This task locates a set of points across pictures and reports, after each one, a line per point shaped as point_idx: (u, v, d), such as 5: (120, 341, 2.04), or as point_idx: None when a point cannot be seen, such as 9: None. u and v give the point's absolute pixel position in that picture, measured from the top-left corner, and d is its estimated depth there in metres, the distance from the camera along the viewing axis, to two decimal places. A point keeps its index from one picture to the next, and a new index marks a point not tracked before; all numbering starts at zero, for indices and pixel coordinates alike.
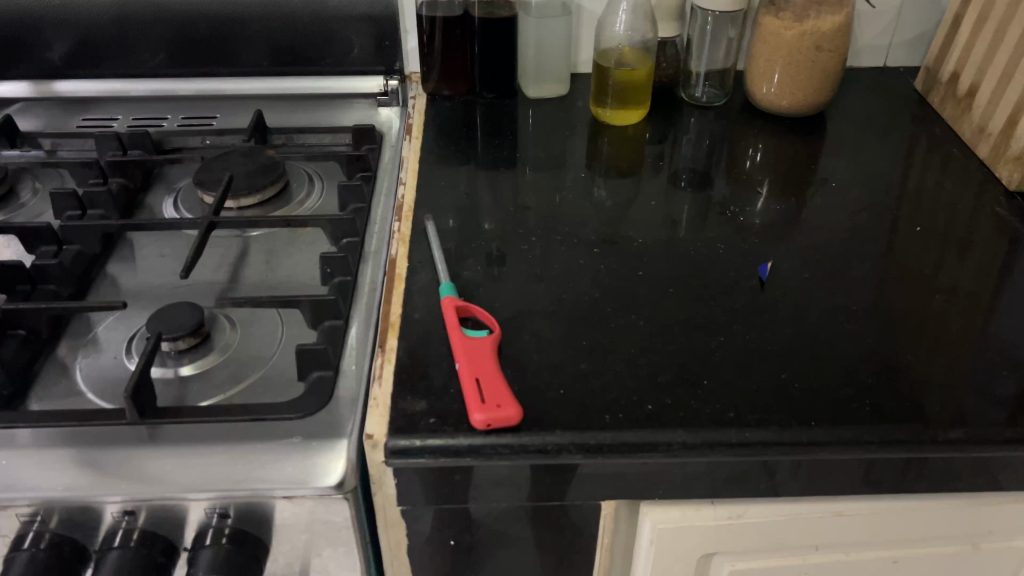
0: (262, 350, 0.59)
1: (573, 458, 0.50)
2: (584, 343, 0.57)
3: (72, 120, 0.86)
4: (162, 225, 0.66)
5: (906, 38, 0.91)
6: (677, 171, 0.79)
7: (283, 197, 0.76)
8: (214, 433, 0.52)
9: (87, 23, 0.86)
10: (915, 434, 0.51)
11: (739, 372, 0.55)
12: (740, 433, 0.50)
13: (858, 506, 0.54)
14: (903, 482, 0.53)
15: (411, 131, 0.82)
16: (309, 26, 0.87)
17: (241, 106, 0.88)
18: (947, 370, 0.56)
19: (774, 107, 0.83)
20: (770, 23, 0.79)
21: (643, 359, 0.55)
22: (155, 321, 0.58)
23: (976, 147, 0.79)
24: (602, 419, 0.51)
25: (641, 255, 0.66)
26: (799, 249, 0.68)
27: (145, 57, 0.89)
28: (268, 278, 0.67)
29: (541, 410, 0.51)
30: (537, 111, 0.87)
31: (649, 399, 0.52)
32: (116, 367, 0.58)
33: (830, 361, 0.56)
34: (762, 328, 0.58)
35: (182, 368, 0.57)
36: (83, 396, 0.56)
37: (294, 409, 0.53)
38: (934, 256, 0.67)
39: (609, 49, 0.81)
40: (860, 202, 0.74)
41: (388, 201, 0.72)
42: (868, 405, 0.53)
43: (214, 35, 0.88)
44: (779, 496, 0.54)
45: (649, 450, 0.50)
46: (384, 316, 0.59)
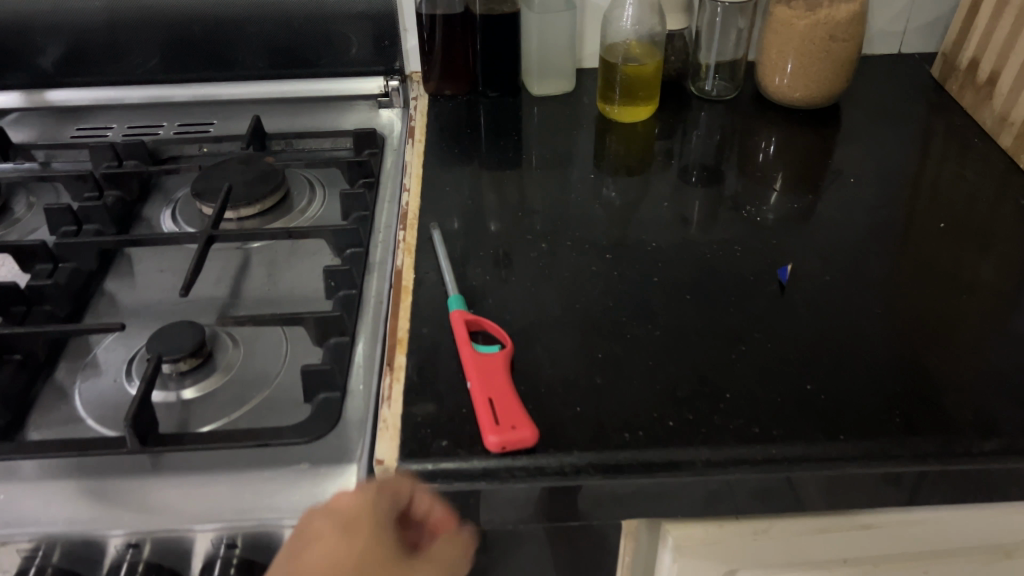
0: (267, 370, 0.57)
1: (592, 481, 0.47)
2: (599, 356, 0.55)
3: (67, 129, 0.84)
4: (160, 240, 0.64)
5: (920, 24, 0.88)
6: (687, 167, 0.76)
7: (284, 205, 0.73)
8: (220, 460, 0.50)
9: (78, 29, 0.84)
10: (949, 448, 0.49)
11: (762, 383, 0.53)
12: (766, 450, 0.49)
13: (888, 519, 0.53)
14: (940, 493, 0.50)
15: (413, 134, 0.80)
16: (305, 26, 0.85)
17: (239, 110, 0.86)
18: (979, 376, 0.53)
19: (786, 99, 0.81)
20: (782, 13, 0.76)
21: (661, 372, 0.53)
22: (155, 342, 0.56)
23: (998, 136, 0.76)
24: (621, 437, 0.49)
25: (654, 259, 0.64)
26: (818, 249, 0.65)
27: (139, 62, 0.87)
28: (270, 291, 0.65)
29: (557, 430, 0.50)
30: (542, 109, 0.84)
31: (669, 414, 0.50)
32: (116, 391, 0.56)
33: (856, 368, 0.54)
34: (784, 334, 0.56)
35: (185, 391, 0.56)
36: (83, 423, 0.54)
37: (299, 433, 0.51)
38: (958, 252, 0.65)
39: (615, 44, 0.78)
40: (879, 197, 0.72)
41: (391, 208, 0.70)
42: (898, 416, 0.50)
43: (208, 38, 0.85)
44: (806, 512, 0.52)
45: (671, 470, 0.48)
46: (391, 331, 0.57)
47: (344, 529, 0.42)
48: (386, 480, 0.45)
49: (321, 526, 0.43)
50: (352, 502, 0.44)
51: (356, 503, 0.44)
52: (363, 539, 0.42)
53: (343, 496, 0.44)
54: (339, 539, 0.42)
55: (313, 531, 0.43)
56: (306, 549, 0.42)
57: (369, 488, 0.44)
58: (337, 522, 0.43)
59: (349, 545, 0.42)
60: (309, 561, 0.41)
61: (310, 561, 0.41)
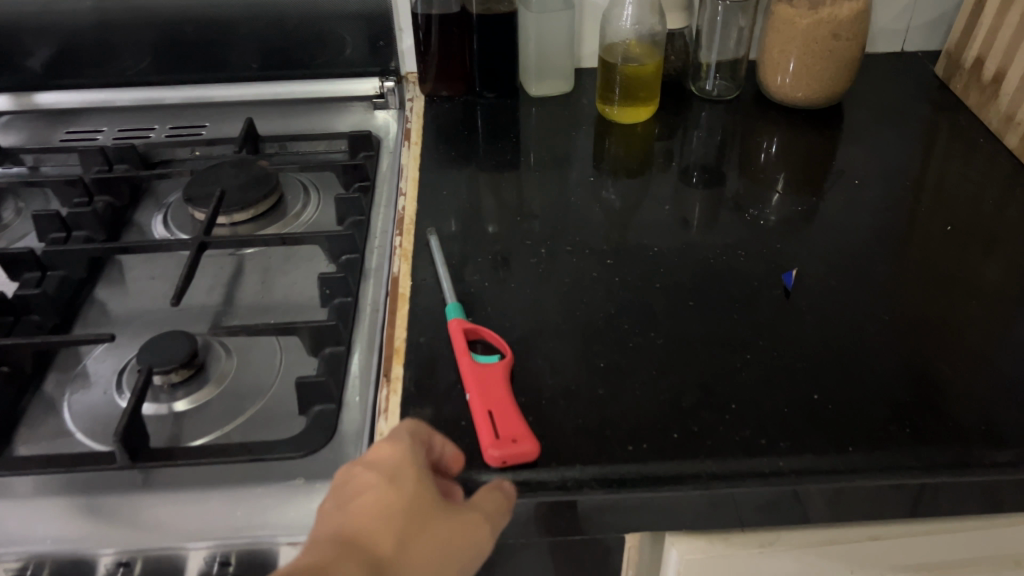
0: (260, 380, 0.56)
1: (595, 494, 0.46)
2: (601, 365, 0.53)
3: (56, 133, 0.82)
4: (150, 247, 0.63)
5: (923, 21, 0.87)
6: (688, 169, 0.75)
7: (278, 210, 0.72)
8: (212, 476, 0.49)
9: (66, 31, 0.82)
10: (960, 458, 0.48)
11: (768, 392, 0.51)
12: (773, 462, 0.47)
13: (896, 530, 0.51)
14: (949, 505, 0.49)
15: (409, 136, 0.79)
16: (298, 27, 0.83)
17: (232, 113, 0.85)
18: (990, 384, 0.52)
19: (788, 98, 0.80)
20: (784, 12, 0.75)
21: (665, 382, 0.52)
22: (145, 353, 0.54)
23: (1004, 136, 0.75)
24: (624, 450, 0.48)
25: (657, 264, 0.62)
26: (823, 252, 0.64)
27: (129, 63, 0.85)
28: (264, 299, 0.64)
29: (558, 443, 0.48)
30: (540, 110, 0.83)
31: (673, 426, 0.49)
32: (106, 403, 0.55)
33: (864, 376, 0.52)
34: (790, 342, 0.55)
35: (176, 403, 0.54)
36: (72, 437, 0.53)
37: (294, 447, 0.49)
38: (966, 256, 0.64)
39: (615, 44, 0.77)
40: (884, 199, 0.70)
41: (387, 212, 0.68)
42: (908, 427, 0.49)
43: (200, 39, 0.84)
44: (812, 525, 0.50)
45: (676, 483, 0.46)
46: (388, 340, 0.56)
47: (388, 475, 0.41)
48: (402, 429, 0.45)
49: (365, 476, 0.41)
50: (389, 450, 0.43)
51: (392, 451, 0.42)
52: (407, 483, 0.41)
53: (379, 447, 0.43)
54: (385, 486, 0.40)
55: (358, 484, 0.41)
56: (353, 498, 0.40)
57: (397, 438, 0.44)
58: (380, 470, 0.41)
59: (398, 489, 0.40)
60: (362, 506, 0.40)
61: (362, 505, 0.40)
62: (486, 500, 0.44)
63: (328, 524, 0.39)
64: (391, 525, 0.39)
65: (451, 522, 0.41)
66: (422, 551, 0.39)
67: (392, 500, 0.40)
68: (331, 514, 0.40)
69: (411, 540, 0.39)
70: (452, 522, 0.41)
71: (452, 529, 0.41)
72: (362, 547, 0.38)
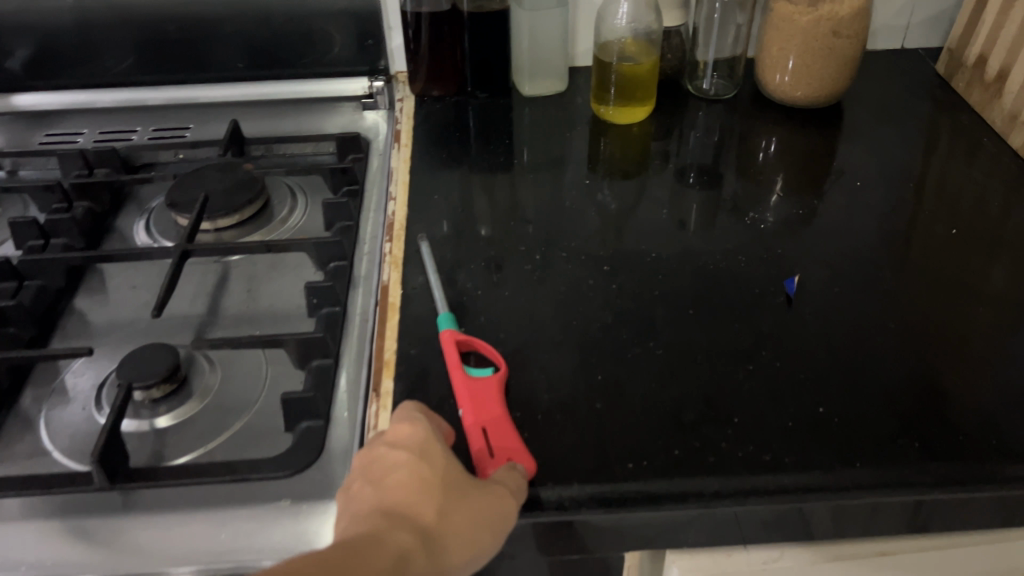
0: (246, 395, 0.54)
1: (594, 514, 0.44)
2: (599, 378, 0.52)
3: (35, 135, 0.80)
4: (131, 255, 0.61)
5: (923, 18, 0.85)
6: (685, 169, 0.73)
7: (264, 215, 0.70)
8: (196, 497, 0.47)
9: (44, 30, 0.80)
10: (970, 473, 0.46)
11: (771, 406, 0.50)
12: (777, 478, 0.46)
13: (903, 545, 0.50)
14: (957, 521, 0.47)
15: (399, 138, 0.76)
16: (284, 25, 0.81)
17: (217, 114, 0.83)
18: (999, 396, 0.51)
19: (787, 97, 0.78)
20: (783, 9, 0.73)
21: (665, 395, 0.50)
22: (125, 368, 0.52)
23: (1009, 135, 0.74)
24: (624, 468, 0.46)
25: (655, 270, 0.61)
26: (825, 257, 0.62)
27: (111, 63, 0.83)
28: (250, 308, 0.62)
29: (555, 461, 0.47)
30: (534, 110, 0.81)
31: (674, 442, 0.48)
32: (85, 420, 0.53)
33: (870, 389, 0.51)
34: (794, 352, 0.53)
35: (158, 420, 0.52)
36: (49, 456, 0.51)
37: (280, 466, 0.48)
38: (972, 260, 0.62)
39: (610, 42, 0.75)
40: (887, 200, 0.69)
41: (377, 217, 0.66)
42: (916, 441, 0.48)
43: (183, 39, 0.81)
44: (815, 541, 0.49)
45: (679, 501, 0.45)
46: (377, 352, 0.54)
47: (415, 452, 0.42)
48: (411, 412, 0.46)
49: (392, 455, 0.42)
50: (410, 430, 0.44)
51: (412, 431, 0.44)
52: (433, 458, 0.42)
53: (399, 429, 0.44)
54: (416, 461, 0.42)
55: (386, 462, 0.42)
56: (384, 476, 0.41)
57: (412, 420, 0.45)
58: (406, 449, 0.42)
59: (427, 464, 0.42)
60: (396, 481, 0.40)
61: (396, 479, 0.40)
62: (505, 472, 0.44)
63: (365, 501, 0.40)
64: (426, 495, 0.40)
65: (482, 487, 0.42)
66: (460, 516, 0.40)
67: (425, 473, 0.41)
68: (366, 492, 0.41)
69: (450, 507, 0.40)
70: (484, 489, 0.42)
71: (487, 495, 0.41)
72: (406, 515, 0.39)
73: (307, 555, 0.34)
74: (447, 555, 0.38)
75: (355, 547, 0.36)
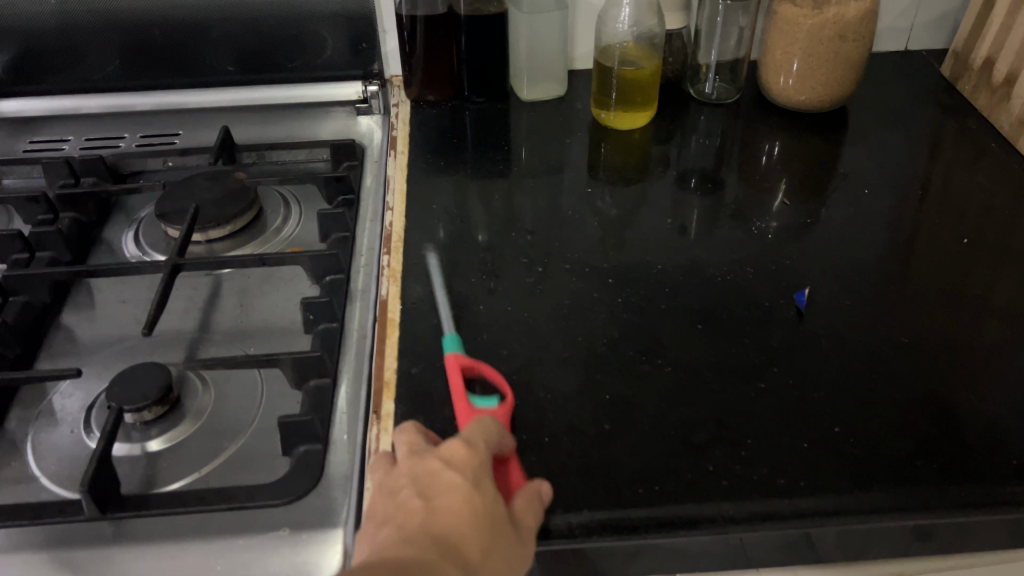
0: (240, 416, 0.52)
1: (604, 542, 0.43)
2: (606, 397, 0.50)
3: (19, 143, 0.78)
4: (120, 270, 0.59)
5: (928, 19, 0.83)
6: (685, 173, 0.72)
7: (257, 225, 0.68)
8: (191, 526, 0.45)
9: (26, 34, 0.77)
10: (988, 495, 0.45)
11: (784, 427, 0.48)
12: (793, 503, 0.44)
13: (918, 567, 0.49)
14: (973, 541, 0.46)
15: (395, 144, 0.75)
16: (275, 28, 0.79)
17: (207, 120, 0.81)
18: (1016, 414, 0.49)
19: (791, 101, 0.77)
20: (787, 11, 0.71)
21: (675, 416, 0.49)
22: (115, 390, 0.50)
23: (1017, 140, 0.72)
24: (634, 493, 0.45)
25: (660, 282, 0.59)
26: (833, 267, 0.61)
27: (96, 67, 0.80)
28: (243, 323, 0.60)
29: (562, 486, 0.45)
30: (532, 115, 0.79)
31: (685, 465, 0.46)
32: (73, 444, 0.51)
33: (885, 408, 0.50)
34: (805, 371, 0.52)
35: (149, 443, 0.50)
36: (36, 483, 0.49)
37: (277, 493, 0.46)
38: (984, 270, 0.61)
39: (611, 46, 0.73)
40: (895, 207, 0.67)
41: (374, 227, 0.65)
42: (933, 462, 0.47)
43: (170, 42, 0.79)
44: (827, 563, 0.47)
45: (691, 526, 0.43)
46: (377, 372, 0.52)
47: (469, 478, 0.41)
48: (474, 430, 0.44)
49: (445, 475, 0.41)
50: (465, 451, 0.42)
51: (468, 452, 0.42)
52: (485, 488, 0.41)
53: (456, 448, 0.42)
54: (468, 489, 0.40)
55: (436, 483, 0.41)
56: (432, 496, 0.40)
57: (473, 438, 0.43)
58: (460, 472, 0.41)
59: (478, 492, 0.40)
60: (445, 508, 0.39)
61: (446, 506, 0.39)
62: (528, 513, 0.42)
63: (411, 518, 0.39)
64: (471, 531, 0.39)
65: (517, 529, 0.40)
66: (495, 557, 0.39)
67: (475, 503, 0.40)
68: (413, 507, 0.40)
69: (492, 545, 0.39)
70: (523, 534, 0.41)
71: (522, 536, 0.40)
72: (451, 550, 0.38)
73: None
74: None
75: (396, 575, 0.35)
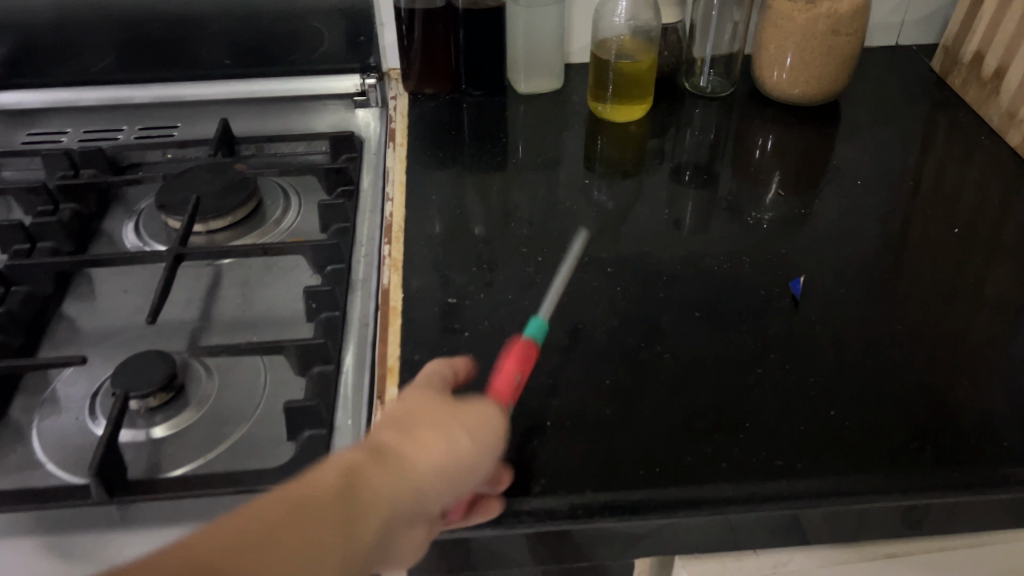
0: (244, 403, 0.53)
1: (606, 522, 0.44)
2: (607, 384, 0.51)
3: (17, 135, 0.78)
4: (123, 260, 0.59)
5: (919, 15, 0.85)
6: (680, 166, 0.73)
7: (257, 217, 0.69)
8: (199, 508, 0.47)
9: (23, 28, 0.77)
10: (981, 478, 0.46)
11: (783, 412, 0.49)
12: (792, 485, 0.45)
13: (911, 548, 0.50)
14: (965, 522, 0.47)
15: (394, 137, 0.75)
16: (273, 22, 0.79)
17: (204, 113, 0.81)
18: (1008, 400, 0.51)
19: (785, 95, 0.78)
20: (781, 6, 0.72)
21: (676, 403, 0.50)
22: (121, 376, 0.51)
23: (1006, 133, 0.74)
24: (636, 475, 0.46)
25: (657, 272, 0.60)
26: (828, 258, 0.62)
27: (92, 61, 0.80)
28: (245, 312, 0.60)
29: (565, 469, 0.46)
30: (528, 108, 0.80)
31: (686, 449, 0.47)
32: (79, 431, 0.51)
33: (881, 395, 0.51)
34: (803, 358, 0.53)
35: (155, 429, 0.51)
36: (43, 468, 0.49)
37: (283, 478, 0.46)
38: (975, 260, 0.62)
39: (608, 40, 0.74)
40: (888, 199, 0.69)
41: (373, 218, 0.65)
42: (928, 446, 0.48)
43: (168, 36, 0.79)
44: (822, 544, 0.48)
45: (691, 508, 0.44)
46: (381, 358, 0.52)
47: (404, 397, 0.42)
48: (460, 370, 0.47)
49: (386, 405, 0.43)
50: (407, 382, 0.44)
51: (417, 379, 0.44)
52: (422, 395, 0.42)
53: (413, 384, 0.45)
54: (401, 402, 0.42)
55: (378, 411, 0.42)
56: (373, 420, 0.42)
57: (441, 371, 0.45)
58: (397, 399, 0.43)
59: (411, 399, 0.41)
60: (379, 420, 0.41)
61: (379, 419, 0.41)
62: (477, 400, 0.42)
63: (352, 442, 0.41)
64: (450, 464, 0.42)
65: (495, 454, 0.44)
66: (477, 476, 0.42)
67: (405, 410, 0.41)
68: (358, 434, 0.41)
69: (424, 444, 0.38)
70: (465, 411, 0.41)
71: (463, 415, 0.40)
72: (383, 469, 0.37)
73: (257, 528, 0.31)
74: (444, 498, 0.39)
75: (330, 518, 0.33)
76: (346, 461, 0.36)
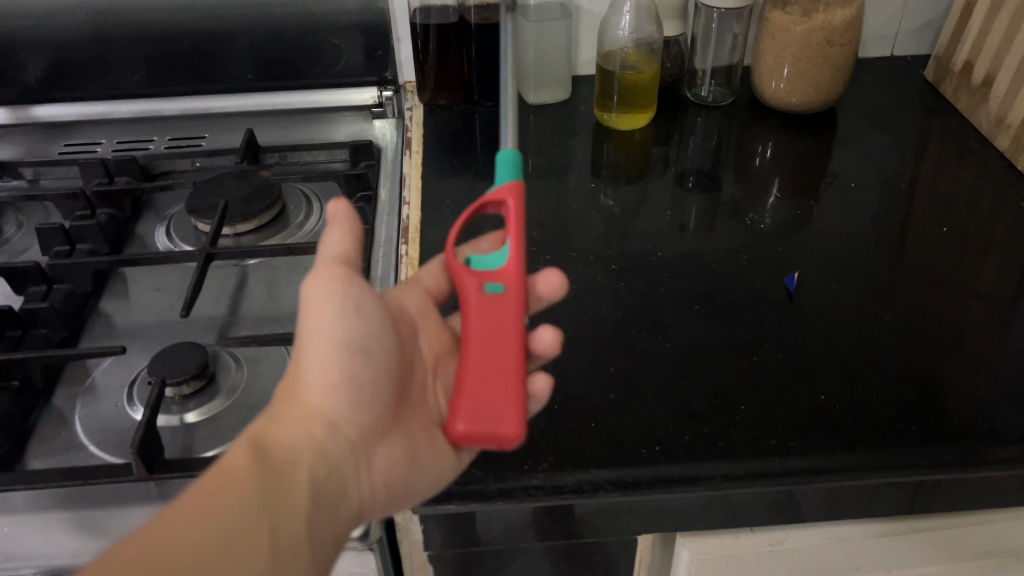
0: (271, 390, 0.56)
1: (609, 496, 0.47)
2: (611, 370, 0.54)
3: (54, 145, 0.82)
4: (157, 259, 0.63)
5: (913, 26, 0.88)
6: (684, 171, 0.76)
7: (280, 220, 0.73)
8: None
9: (61, 44, 0.82)
10: (965, 457, 0.49)
11: (776, 396, 0.52)
12: (784, 462, 0.49)
13: (901, 527, 0.53)
14: (949, 497, 0.50)
15: (410, 145, 0.79)
16: (296, 37, 0.84)
17: (230, 123, 0.85)
18: (990, 384, 0.54)
19: (780, 102, 0.81)
20: (778, 18, 0.76)
21: (675, 387, 0.53)
22: (157, 365, 0.55)
23: (995, 138, 0.77)
24: (638, 453, 0.49)
25: (660, 269, 0.63)
26: (824, 256, 0.65)
27: (124, 76, 0.85)
28: (271, 309, 0.64)
29: (571, 448, 0.49)
30: (538, 117, 0.84)
31: (685, 429, 0.50)
32: (118, 417, 0.55)
33: (871, 379, 0.54)
34: (796, 344, 0.56)
35: (188, 415, 0.55)
36: (85, 450, 0.53)
37: None
38: (964, 256, 0.65)
39: (613, 51, 0.78)
40: (881, 200, 0.72)
41: (392, 220, 0.69)
42: (914, 426, 0.51)
43: (196, 52, 0.84)
44: (816, 521, 0.51)
45: (690, 484, 0.48)
46: None
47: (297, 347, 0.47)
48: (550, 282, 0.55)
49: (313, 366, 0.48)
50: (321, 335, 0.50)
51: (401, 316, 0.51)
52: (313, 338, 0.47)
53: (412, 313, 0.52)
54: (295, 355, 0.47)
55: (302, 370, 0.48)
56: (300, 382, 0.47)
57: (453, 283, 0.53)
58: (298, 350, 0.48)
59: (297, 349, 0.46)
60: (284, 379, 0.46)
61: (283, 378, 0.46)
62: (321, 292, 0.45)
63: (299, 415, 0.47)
64: (483, 369, 0.46)
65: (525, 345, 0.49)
66: (507, 368, 0.46)
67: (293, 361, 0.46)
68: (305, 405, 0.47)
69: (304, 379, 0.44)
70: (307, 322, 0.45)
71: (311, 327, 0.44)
72: (281, 417, 0.43)
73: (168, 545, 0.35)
74: (355, 398, 0.44)
75: (240, 501, 0.38)
76: (248, 430, 0.42)
